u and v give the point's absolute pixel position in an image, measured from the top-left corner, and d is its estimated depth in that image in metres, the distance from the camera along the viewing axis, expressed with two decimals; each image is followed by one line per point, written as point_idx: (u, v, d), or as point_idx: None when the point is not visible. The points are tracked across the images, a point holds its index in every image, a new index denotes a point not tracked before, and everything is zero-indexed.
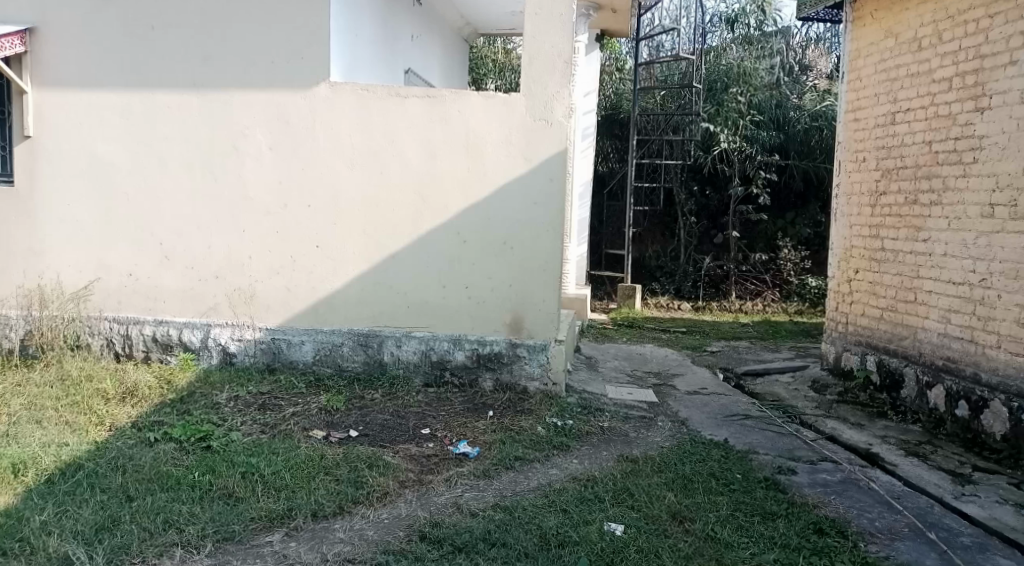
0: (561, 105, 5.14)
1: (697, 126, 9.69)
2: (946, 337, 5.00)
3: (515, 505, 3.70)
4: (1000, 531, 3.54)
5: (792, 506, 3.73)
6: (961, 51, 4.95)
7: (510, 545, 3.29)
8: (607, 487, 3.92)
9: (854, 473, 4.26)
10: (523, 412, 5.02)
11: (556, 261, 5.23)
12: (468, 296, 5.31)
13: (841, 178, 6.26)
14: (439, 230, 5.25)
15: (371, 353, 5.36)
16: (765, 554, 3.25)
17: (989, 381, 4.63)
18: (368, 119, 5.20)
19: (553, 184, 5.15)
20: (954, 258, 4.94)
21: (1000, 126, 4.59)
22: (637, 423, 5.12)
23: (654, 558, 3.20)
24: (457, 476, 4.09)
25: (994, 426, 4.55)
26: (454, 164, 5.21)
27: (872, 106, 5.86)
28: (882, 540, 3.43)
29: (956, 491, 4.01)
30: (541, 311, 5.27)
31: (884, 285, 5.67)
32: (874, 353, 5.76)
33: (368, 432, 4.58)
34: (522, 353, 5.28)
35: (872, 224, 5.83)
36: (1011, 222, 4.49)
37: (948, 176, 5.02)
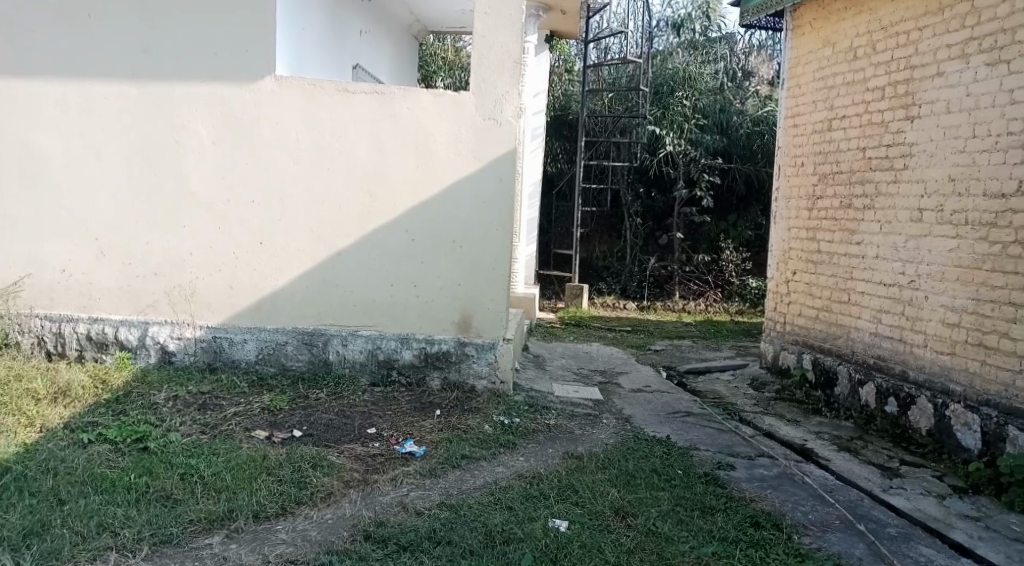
0: (510, 105, 5.17)
1: (642, 130, 9.86)
2: (877, 336, 5.21)
3: (461, 504, 3.71)
4: (924, 521, 3.72)
5: (731, 500, 3.83)
6: (893, 62, 5.15)
7: (456, 543, 3.30)
8: (552, 484, 3.96)
9: (790, 468, 4.41)
10: (470, 411, 5.03)
11: (505, 261, 5.26)
12: (417, 295, 5.29)
13: (780, 181, 6.45)
14: (387, 229, 5.22)
15: (316, 352, 5.30)
16: (703, 547, 3.34)
17: (916, 379, 4.83)
18: (315, 115, 5.13)
19: (502, 184, 5.18)
20: (886, 260, 5.15)
21: (928, 134, 4.80)
22: (582, 420, 5.19)
23: (597, 553, 3.26)
24: (403, 475, 4.07)
25: (920, 422, 4.75)
26: (402, 162, 5.18)
27: (810, 112, 6.06)
28: (814, 532, 3.56)
29: (884, 484, 4.18)
30: (490, 310, 5.29)
31: (820, 286, 5.87)
32: (810, 352, 5.95)
33: (312, 433, 4.53)
34: (470, 352, 5.30)
35: (809, 227, 6.03)
36: (937, 226, 4.70)
37: (880, 182, 5.23)
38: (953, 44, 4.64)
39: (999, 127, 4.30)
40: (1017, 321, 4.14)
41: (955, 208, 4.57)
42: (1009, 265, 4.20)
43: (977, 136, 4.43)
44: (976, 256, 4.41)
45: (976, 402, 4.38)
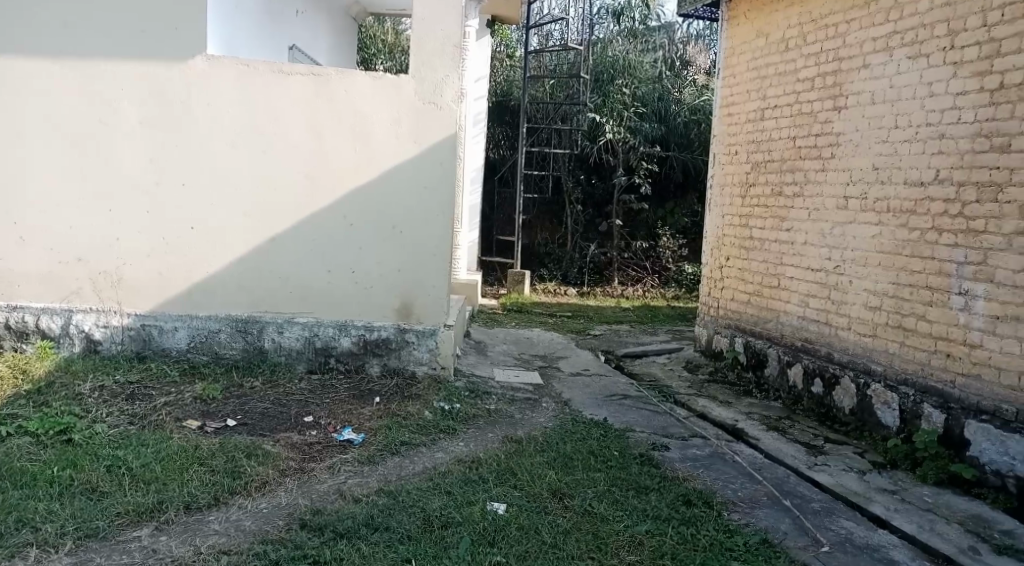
0: (450, 90, 5.13)
1: (584, 117, 9.96)
2: (805, 320, 5.40)
3: (400, 490, 3.70)
4: (846, 495, 3.88)
5: (665, 480, 3.94)
6: (822, 53, 5.31)
7: (393, 529, 3.29)
8: (492, 468, 3.99)
9: (721, 448, 4.55)
10: (410, 398, 5.00)
11: (446, 246, 5.24)
12: (355, 281, 5.22)
13: (716, 169, 6.61)
14: (325, 213, 5.13)
15: (251, 340, 5.19)
16: (638, 526, 3.41)
17: (840, 359, 5.03)
18: (248, 96, 5.00)
19: (443, 168, 5.15)
20: (814, 247, 5.33)
21: (854, 125, 4.97)
22: (522, 404, 5.23)
23: (534, 534, 3.30)
24: (340, 463, 4.04)
25: (844, 401, 4.95)
26: (340, 145, 5.09)
27: (744, 102, 6.20)
28: (743, 508, 3.69)
29: (809, 461, 4.35)
30: (430, 297, 5.26)
31: (751, 271, 6.05)
32: (742, 335, 6.13)
33: (247, 421, 4.44)
34: (410, 339, 5.27)
35: (742, 214, 6.19)
36: (861, 213, 4.88)
37: (809, 170, 5.40)
38: (878, 37, 4.80)
39: (919, 118, 4.46)
40: (932, 304, 4.33)
41: (878, 196, 4.75)
42: (926, 250, 4.38)
43: (899, 126, 4.60)
44: (897, 242, 4.59)
45: (895, 381, 4.58)
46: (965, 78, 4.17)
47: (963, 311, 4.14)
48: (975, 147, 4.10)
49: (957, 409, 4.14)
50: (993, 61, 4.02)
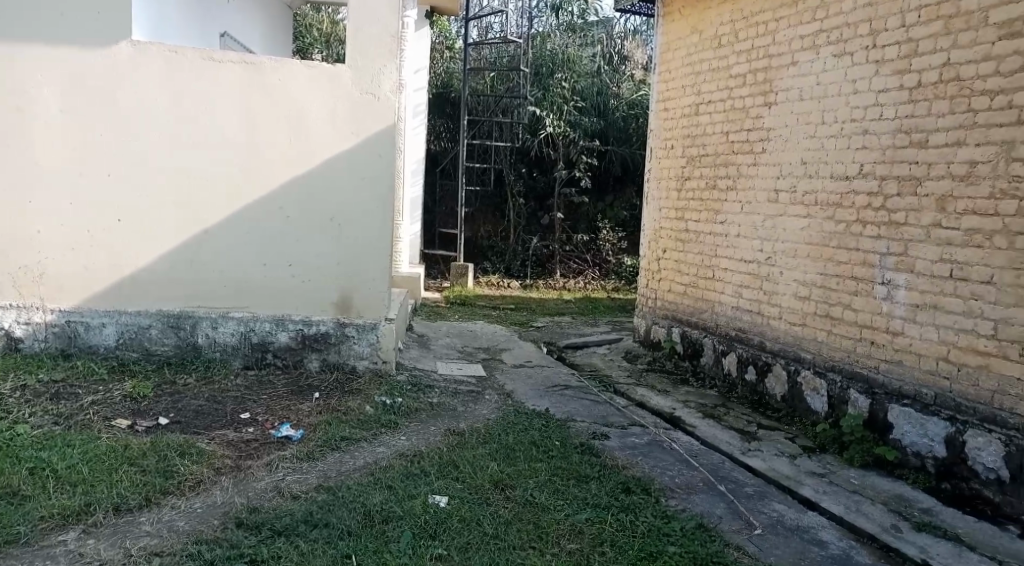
0: (388, 80, 5.08)
1: (524, 110, 10.00)
2: (738, 310, 5.56)
3: (340, 485, 3.66)
4: (777, 479, 4.02)
5: (604, 468, 4.00)
6: (753, 50, 5.46)
7: (333, 525, 3.25)
8: (433, 462, 3.98)
9: (659, 435, 4.66)
10: (351, 393, 4.93)
11: (385, 239, 5.18)
12: (292, 275, 5.12)
13: (652, 164, 6.73)
14: (261, 205, 5.02)
15: (184, 336, 5.04)
16: (578, 514, 3.47)
17: (772, 348, 5.21)
18: (177, 84, 4.84)
19: (381, 161, 5.09)
20: (746, 239, 5.48)
21: (783, 120, 5.13)
22: (465, 397, 5.24)
23: (475, 526, 3.31)
24: (279, 460, 3.97)
25: (776, 388, 5.14)
26: (274, 136, 4.98)
27: (679, 97, 6.33)
28: (680, 494, 3.79)
29: (743, 447, 4.49)
30: (370, 290, 5.20)
31: (687, 263, 6.18)
32: (679, 326, 6.28)
33: (180, 419, 4.31)
34: (350, 333, 5.20)
35: (678, 207, 6.32)
36: (791, 206, 5.04)
37: (742, 164, 5.55)
38: (806, 35, 4.96)
39: (844, 114, 4.62)
40: (858, 294, 4.51)
41: (806, 190, 4.91)
42: (852, 242, 4.55)
43: (826, 122, 4.76)
44: (824, 234, 4.76)
45: (823, 368, 4.76)
46: (887, 76, 4.33)
47: (886, 301, 4.32)
48: (895, 143, 4.27)
49: (880, 394, 4.33)
50: (911, 60, 4.19)
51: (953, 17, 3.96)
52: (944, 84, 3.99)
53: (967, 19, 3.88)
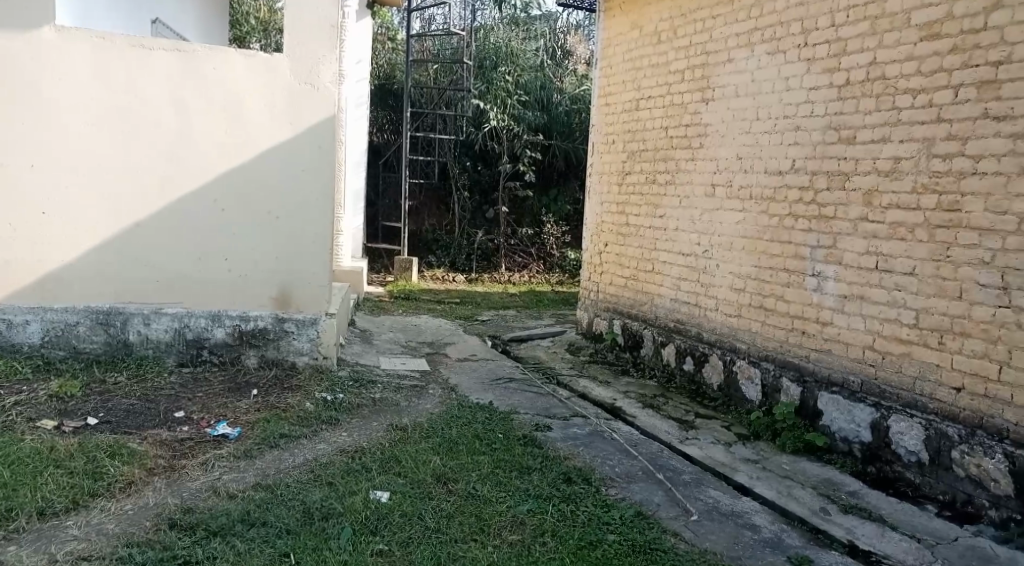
0: (327, 71, 5.00)
1: (467, 103, 9.97)
2: (677, 302, 5.67)
3: (279, 483, 3.60)
4: (714, 467, 4.12)
5: (547, 459, 4.04)
6: (691, 47, 5.56)
7: (271, 524, 3.20)
8: (375, 457, 3.95)
9: (600, 426, 4.73)
10: (290, 389, 4.84)
11: (326, 232, 5.11)
12: (229, 270, 5.00)
13: (594, 158, 6.80)
14: (194, 197, 4.88)
15: (114, 333, 4.86)
16: (520, 505, 3.49)
17: (709, 339, 5.33)
18: (106, 72, 4.66)
19: (321, 152, 5.01)
20: (685, 233, 5.60)
21: (720, 116, 5.24)
22: (408, 391, 5.21)
23: (417, 520, 3.30)
24: (215, 458, 3.87)
25: (712, 377, 5.27)
26: (209, 126, 4.85)
27: (620, 92, 6.40)
28: (620, 483, 3.85)
29: (681, 436, 4.59)
30: (310, 285, 5.12)
31: (628, 256, 6.28)
32: (620, 318, 6.38)
33: (110, 419, 4.17)
34: (290, 328, 5.09)
35: (620, 201, 6.41)
36: (727, 200, 5.17)
37: (680, 159, 5.66)
38: (741, 33, 5.08)
39: (777, 111, 4.75)
40: (790, 285, 4.65)
41: (741, 184, 5.03)
42: (784, 235, 4.69)
43: (760, 118, 4.88)
44: (758, 227, 4.89)
45: (757, 358, 4.90)
46: (817, 74, 4.47)
47: (816, 292, 4.46)
48: (825, 138, 4.40)
49: (811, 382, 4.48)
50: (840, 58, 4.32)
51: (879, 17, 4.10)
52: (870, 82, 4.13)
53: (891, 19, 4.02)
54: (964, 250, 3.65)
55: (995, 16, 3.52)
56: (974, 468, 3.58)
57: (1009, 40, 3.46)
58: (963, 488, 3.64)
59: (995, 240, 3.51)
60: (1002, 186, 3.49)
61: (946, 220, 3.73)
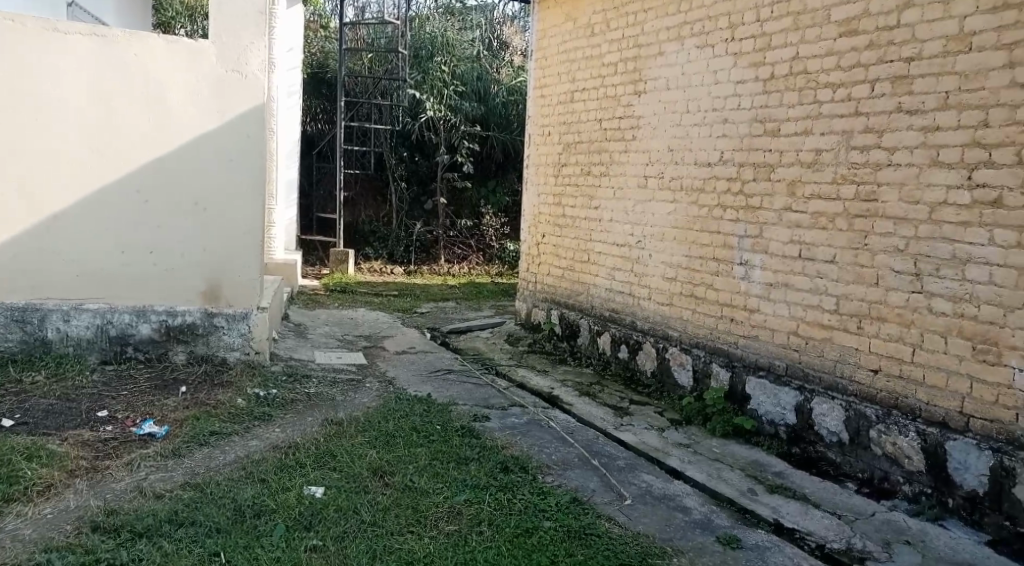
0: (255, 58, 4.88)
1: (403, 93, 9.99)
2: (611, 292, 5.77)
3: (208, 481, 3.51)
4: (647, 451, 4.22)
5: (484, 449, 4.05)
6: (623, 40, 5.63)
7: (200, 523, 3.12)
8: (309, 452, 3.89)
9: (537, 415, 4.78)
10: (220, 385, 4.72)
11: (257, 224, 4.98)
12: (153, 263, 4.83)
13: (531, 149, 6.83)
14: (115, 188, 4.69)
15: (31, 331, 4.67)
16: (457, 496, 3.50)
17: (642, 327, 5.44)
18: (18, 56, 4.44)
19: (250, 141, 4.88)
20: (619, 224, 5.69)
21: (652, 109, 5.34)
22: (344, 385, 5.14)
23: (352, 515, 3.26)
24: (140, 458, 3.75)
25: (646, 364, 5.39)
26: (131, 114, 4.67)
27: (555, 84, 6.45)
28: (556, 470, 3.90)
29: (616, 422, 4.68)
30: (240, 278, 4.99)
31: (564, 247, 6.34)
32: (558, 308, 6.45)
33: (27, 420, 3.99)
34: (219, 323, 4.96)
35: (556, 193, 6.46)
36: (659, 191, 5.27)
37: (614, 151, 5.74)
38: (671, 27, 5.17)
39: (706, 104, 4.86)
40: (719, 274, 4.78)
41: (672, 176, 5.14)
42: (713, 225, 4.81)
43: (690, 111, 4.99)
44: (689, 218, 5.01)
45: (688, 344, 5.03)
46: (744, 68, 4.59)
47: (744, 280, 4.60)
48: (751, 131, 4.53)
49: (739, 367, 4.62)
50: (765, 53, 4.45)
51: (801, 13, 4.23)
52: (793, 77, 4.27)
53: (813, 16, 4.16)
54: (880, 239, 3.80)
55: (907, 14, 3.67)
56: (890, 446, 3.74)
57: (920, 37, 3.61)
58: (879, 465, 3.82)
59: (908, 228, 3.67)
60: (915, 176, 3.64)
61: (864, 210, 3.88)
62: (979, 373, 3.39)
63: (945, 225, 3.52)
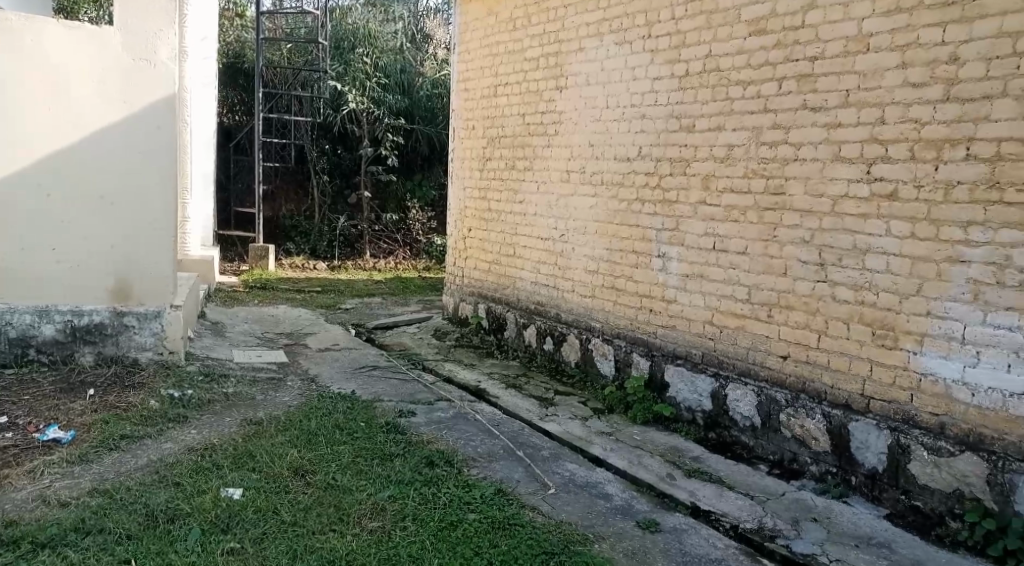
0: (165, 46, 4.69)
1: (325, 84, 9.68)
2: (537, 285, 5.82)
3: (118, 487, 3.37)
4: (570, 441, 4.29)
5: (410, 445, 4.03)
6: (544, 35, 5.68)
7: (109, 530, 2.99)
8: (226, 453, 3.79)
9: (463, 408, 4.79)
10: (131, 387, 4.53)
11: (170, 219, 4.80)
12: (56, 261, 4.59)
13: (455, 143, 6.82)
14: (13, 182, 4.44)
15: None
16: (381, 492, 3.47)
17: (567, 319, 5.52)
18: None
19: (160, 133, 4.69)
20: (543, 218, 5.75)
21: (573, 104, 5.42)
22: (264, 384, 5.02)
23: (271, 516, 3.19)
24: (44, 465, 3.56)
25: (570, 356, 5.47)
26: (31, 103, 4.42)
27: (478, 78, 6.45)
28: (481, 463, 3.92)
29: (541, 413, 4.74)
30: (152, 276, 4.79)
31: (490, 241, 6.36)
32: (484, 302, 6.47)
33: None
34: (130, 323, 4.76)
35: (481, 187, 6.48)
36: (580, 185, 5.36)
37: (538, 146, 5.79)
38: (591, 23, 5.24)
39: (625, 99, 4.96)
40: (638, 266, 4.89)
41: (594, 170, 5.23)
42: (633, 219, 4.92)
43: (609, 107, 5.09)
44: (609, 211, 5.11)
45: (610, 335, 5.13)
46: (660, 65, 4.70)
47: (661, 272, 4.73)
48: (668, 127, 4.65)
49: (658, 356, 4.75)
50: (680, 50, 4.57)
51: (713, 12, 4.36)
52: (706, 74, 4.40)
53: (724, 15, 4.29)
54: (788, 231, 3.97)
55: (811, 15, 3.83)
56: (799, 428, 3.92)
57: (823, 37, 3.77)
58: (789, 447, 3.99)
59: (813, 220, 3.85)
60: (819, 171, 3.81)
61: (773, 203, 4.04)
62: (877, 357, 3.59)
63: (847, 218, 3.70)
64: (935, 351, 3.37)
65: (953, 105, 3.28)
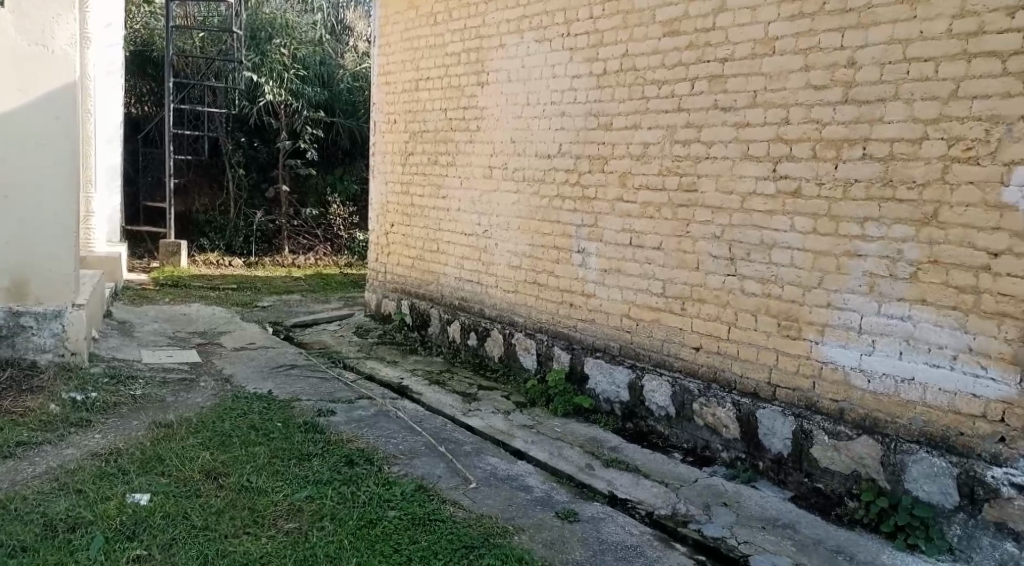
0: (63, 32, 4.46)
1: (239, 75, 9.46)
2: (461, 281, 5.82)
3: (13, 497, 3.19)
4: (493, 436, 4.31)
5: (328, 444, 3.97)
6: (465, 30, 5.67)
7: (3, 542, 2.83)
8: (133, 457, 3.63)
9: (385, 405, 4.74)
10: (29, 391, 4.28)
11: (70, 212, 4.55)
12: None
13: (377, 137, 6.74)
14: None
15: None
16: (298, 492, 3.40)
17: (490, 314, 5.54)
18: None
19: (59, 123, 4.45)
20: (465, 214, 5.75)
21: (494, 100, 5.43)
22: (176, 385, 4.84)
23: (181, 520, 3.08)
24: None
25: (494, 351, 5.49)
26: None
27: (399, 72, 6.39)
28: (402, 460, 3.90)
29: (464, 409, 4.74)
30: (50, 273, 4.53)
31: (413, 237, 6.31)
32: (408, 298, 6.43)
33: None
34: (27, 323, 4.49)
35: (403, 181, 6.42)
36: (503, 181, 5.38)
37: (460, 141, 5.78)
38: (511, 20, 5.26)
39: (546, 97, 5.01)
40: (559, 261, 4.96)
41: (516, 167, 5.27)
42: (554, 215, 4.98)
43: (530, 104, 5.13)
44: (532, 208, 5.15)
45: (533, 330, 5.18)
46: (579, 63, 4.77)
47: (581, 267, 4.80)
48: (586, 125, 4.73)
49: (578, 349, 4.83)
50: (598, 49, 4.64)
51: (629, 12, 4.45)
52: (623, 73, 4.50)
53: (640, 15, 4.39)
54: (701, 226, 4.10)
55: (721, 17, 3.96)
56: (710, 417, 4.06)
57: (732, 39, 3.91)
58: (702, 436, 4.13)
59: (723, 217, 3.99)
60: (729, 169, 3.95)
61: (686, 200, 4.16)
62: (783, 347, 3.75)
63: (755, 214, 3.85)
64: (835, 341, 3.55)
65: (850, 107, 3.45)
